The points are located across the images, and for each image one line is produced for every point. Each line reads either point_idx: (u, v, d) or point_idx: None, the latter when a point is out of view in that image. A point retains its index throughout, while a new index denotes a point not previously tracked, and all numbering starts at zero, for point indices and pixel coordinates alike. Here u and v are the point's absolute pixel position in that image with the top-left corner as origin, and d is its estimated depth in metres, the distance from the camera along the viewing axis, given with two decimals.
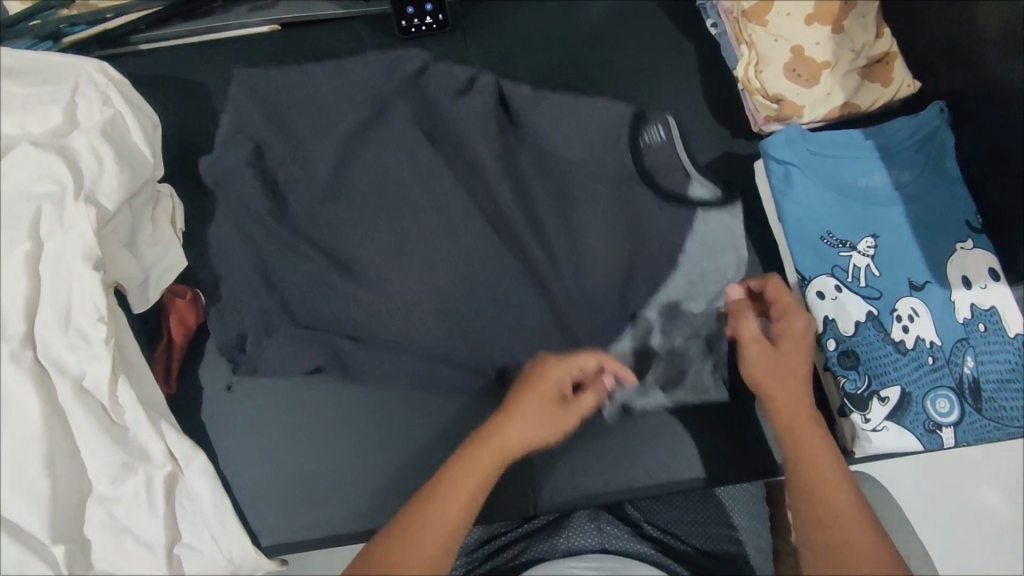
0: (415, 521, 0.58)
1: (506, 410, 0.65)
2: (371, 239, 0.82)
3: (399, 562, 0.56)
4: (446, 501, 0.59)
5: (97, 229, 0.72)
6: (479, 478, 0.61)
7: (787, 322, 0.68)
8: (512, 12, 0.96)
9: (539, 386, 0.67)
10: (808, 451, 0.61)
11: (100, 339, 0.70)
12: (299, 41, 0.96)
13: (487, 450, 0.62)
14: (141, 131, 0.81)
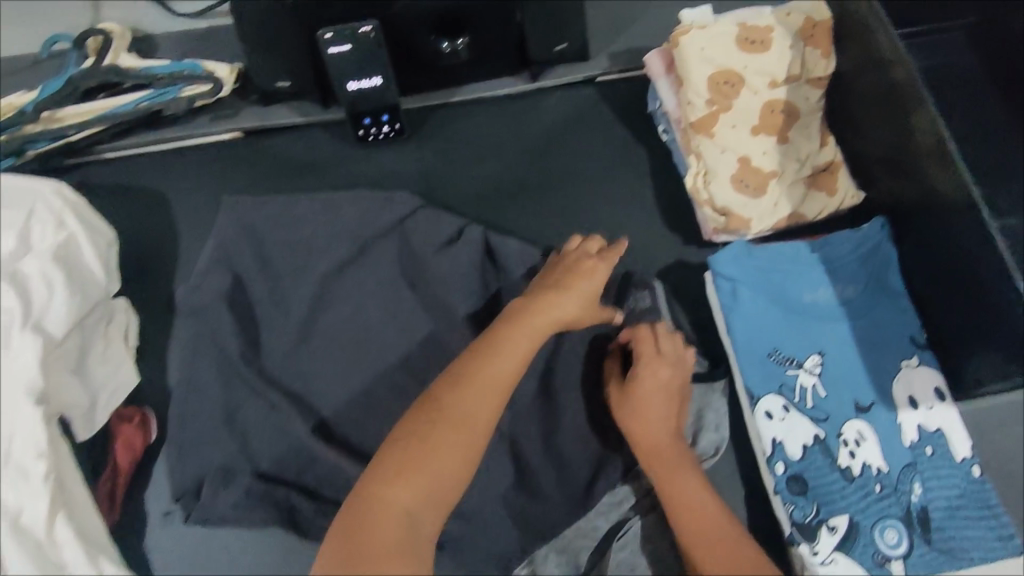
0: (417, 429, 0.61)
1: (513, 333, 0.67)
2: (336, 369, 0.84)
3: (409, 469, 0.58)
4: (455, 409, 0.62)
5: (41, 359, 0.74)
6: (490, 391, 0.63)
7: (639, 354, 0.75)
8: (469, 118, 0.98)
9: (556, 310, 0.69)
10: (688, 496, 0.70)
11: (38, 475, 0.70)
12: (260, 149, 0.98)
13: (502, 352, 0.65)
14: (93, 252, 0.81)
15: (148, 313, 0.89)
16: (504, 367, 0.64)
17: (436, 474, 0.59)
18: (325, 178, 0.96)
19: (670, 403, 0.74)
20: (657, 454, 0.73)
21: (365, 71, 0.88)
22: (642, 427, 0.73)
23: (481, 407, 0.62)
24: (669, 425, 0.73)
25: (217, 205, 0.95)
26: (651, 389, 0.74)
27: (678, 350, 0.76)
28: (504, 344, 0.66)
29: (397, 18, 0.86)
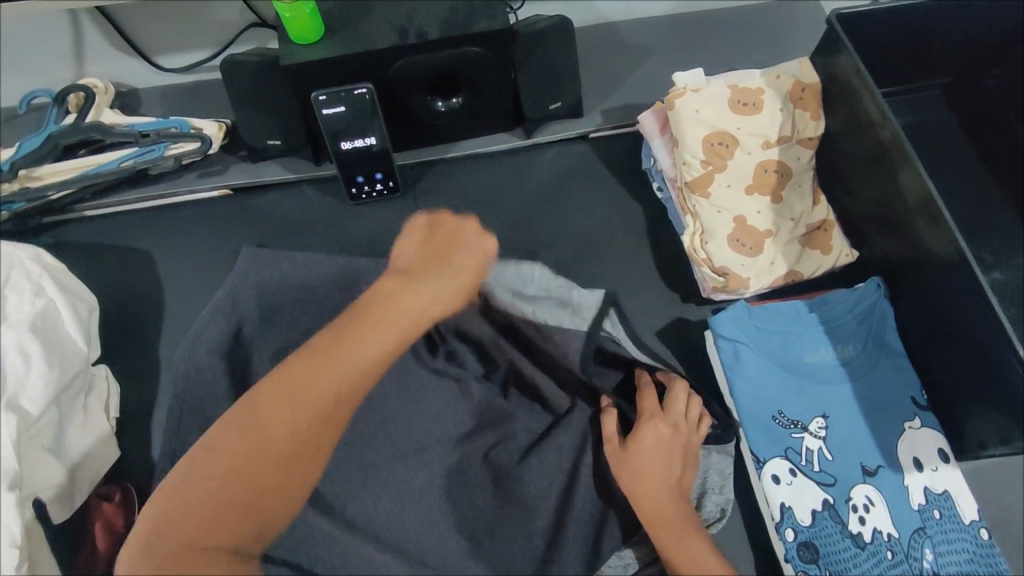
0: (226, 463, 0.55)
1: (344, 335, 0.61)
2: None
3: (211, 510, 0.54)
4: (261, 444, 0.56)
5: (14, 436, 0.68)
6: (298, 416, 0.57)
7: (645, 408, 0.75)
8: (465, 176, 0.98)
9: (387, 308, 0.63)
10: (678, 539, 0.67)
11: (10, 566, 0.64)
12: (249, 207, 0.95)
13: (316, 364, 0.59)
14: (75, 318, 0.79)
15: (133, 379, 0.85)
16: (332, 382, 0.59)
17: (250, 507, 0.55)
18: (316, 235, 0.94)
19: (674, 451, 0.72)
20: (660, 502, 0.69)
21: (360, 131, 0.87)
22: (642, 481, 0.70)
23: (298, 428, 0.57)
24: (668, 473, 0.71)
25: (203, 265, 0.92)
26: (650, 443, 0.72)
27: (688, 403, 0.75)
28: (335, 355, 0.60)
29: (392, 79, 0.85)
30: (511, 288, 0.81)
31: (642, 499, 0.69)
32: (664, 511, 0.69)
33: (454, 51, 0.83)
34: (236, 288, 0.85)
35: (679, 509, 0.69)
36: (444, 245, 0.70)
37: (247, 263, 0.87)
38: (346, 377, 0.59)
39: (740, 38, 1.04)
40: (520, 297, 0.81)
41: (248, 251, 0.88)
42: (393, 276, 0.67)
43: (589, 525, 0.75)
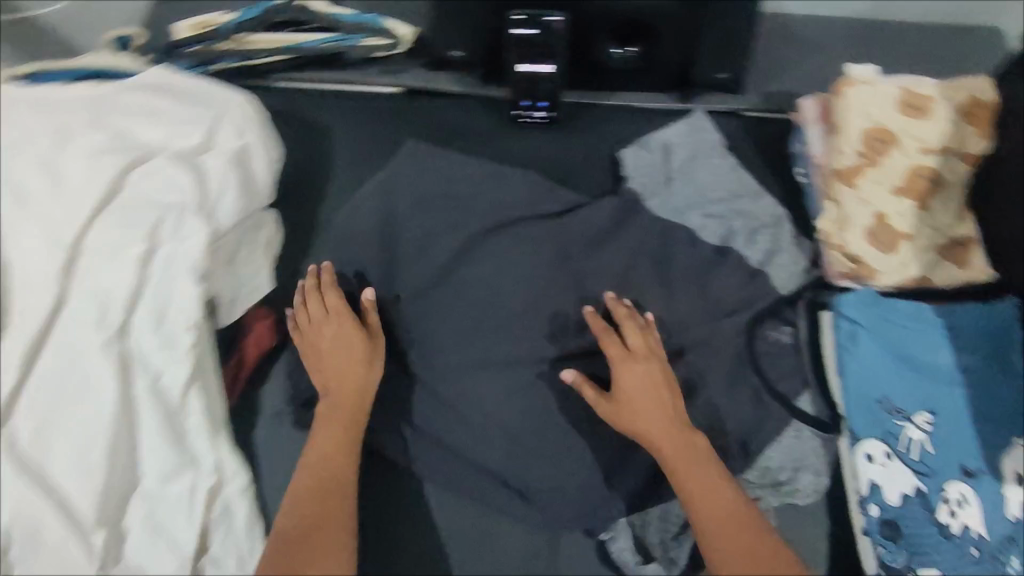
0: (294, 525, 0.73)
1: (327, 420, 0.80)
2: (454, 319, 0.87)
3: (293, 551, 0.71)
4: (306, 533, 0.73)
5: (204, 247, 0.79)
6: (328, 472, 0.77)
7: (613, 352, 0.82)
8: (619, 120, 1.03)
9: (348, 389, 0.80)
10: (705, 491, 0.74)
11: (184, 345, 0.77)
12: (418, 108, 1.03)
13: (325, 418, 0.80)
14: (265, 162, 0.87)
15: (291, 231, 0.94)
16: (333, 437, 0.78)
17: (315, 533, 0.73)
18: (473, 144, 1.01)
19: (669, 411, 0.79)
20: (678, 461, 0.76)
21: (543, 55, 0.95)
22: (656, 437, 0.78)
23: (333, 462, 0.77)
24: (673, 427, 0.78)
25: (369, 149, 1.00)
26: (659, 406, 0.79)
27: (618, 344, 0.83)
28: (314, 450, 0.78)
29: (590, 12, 0.94)
30: (664, 135, 0.99)
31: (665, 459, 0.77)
32: (685, 472, 0.76)
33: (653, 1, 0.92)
34: (397, 169, 0.95)
35: (709, 467, 0.76)
36: (320, 342, 0.83)
37: (407, 154, 0.97)
38: (340, 436, 0.79)
39: (908, 53, 1.07)
40: (676, 130, 0.99)
41: (410, 146, 0.97)
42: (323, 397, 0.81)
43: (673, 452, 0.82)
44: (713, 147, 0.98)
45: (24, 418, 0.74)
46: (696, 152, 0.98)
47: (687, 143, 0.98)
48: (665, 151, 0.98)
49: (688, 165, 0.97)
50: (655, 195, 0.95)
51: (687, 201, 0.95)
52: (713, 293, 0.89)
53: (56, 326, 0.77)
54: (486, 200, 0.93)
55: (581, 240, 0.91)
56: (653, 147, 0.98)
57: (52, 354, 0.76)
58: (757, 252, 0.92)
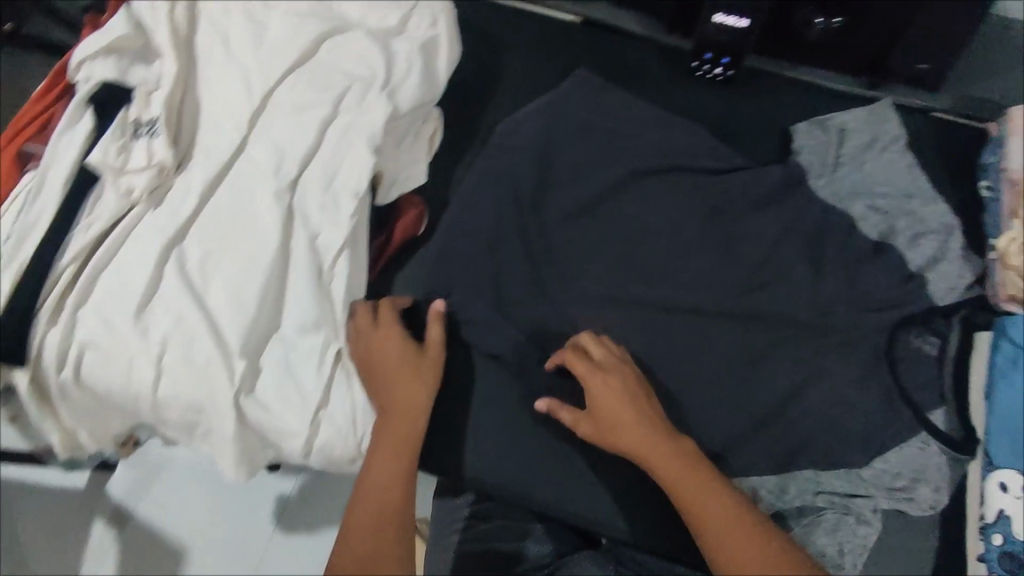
0: (364, 517, 0.69)
1: (392, 412, 0.75)
2: (594, 250, 0.88)
3: (366, 543, 0.67)
4: (377, 526, 0.68)
5: (383, 122, 0.82)
6: (398, 464, 0.72)
7: (580, 367, 0.77)
8: (796, 94, 1.00)
9: (416, 393, 0.76)
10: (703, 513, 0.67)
11: (346, 209, 0.80)
12: (594, 41, 1.03)
13: (393, 412, 0.75)
14: (448, 57, 0.89)
15: (450, 135, 0.96)
16: (404, 424, 0.75)
17: (384, 525, 0.69)
18: (641, 88, 1.01)
19: (655, 428, 0.73)
20: (677, 481, 0.70)
21: (741, 9, 0.91)
22: (635, 448, 0.72)
23: (401, 456, 0.73)
24: (660, 442, 0.72)
25: (538, 73, 1.01)
26: (630, 418, 0.74)
27: (578, 356, 0.78)
28: (383, 443, 0.74)
29: None
30: (842, 117, 0.93)
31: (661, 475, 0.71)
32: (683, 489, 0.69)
33: None
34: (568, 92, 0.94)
35: (694, 478, 0.69)
36: (375, 351, 0.78)
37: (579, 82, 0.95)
38: (407, 426, 0.75)
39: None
40: (857, 114, 0.92)
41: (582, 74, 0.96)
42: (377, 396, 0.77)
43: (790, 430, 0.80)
44: (894, 140, 0.91)
45: (194, 243, 0.79)
46: (875, 140, 0.91)
47: (868, 130, 0.92)
48: (841, 134, 0.92)
49: (862, 153, 0.91)
50: (821, 176, 0.91)
51: (851, 189, 0.90)
52: (865, 287, 0.85)
53: (234, 170, 0.82)
54: (648, 143, 0.92)
55: (736, 200, 0.89)
56: (829, 128, 0.92)
57: (228, 193, 0.81)
58: (920, 254, 0.86)
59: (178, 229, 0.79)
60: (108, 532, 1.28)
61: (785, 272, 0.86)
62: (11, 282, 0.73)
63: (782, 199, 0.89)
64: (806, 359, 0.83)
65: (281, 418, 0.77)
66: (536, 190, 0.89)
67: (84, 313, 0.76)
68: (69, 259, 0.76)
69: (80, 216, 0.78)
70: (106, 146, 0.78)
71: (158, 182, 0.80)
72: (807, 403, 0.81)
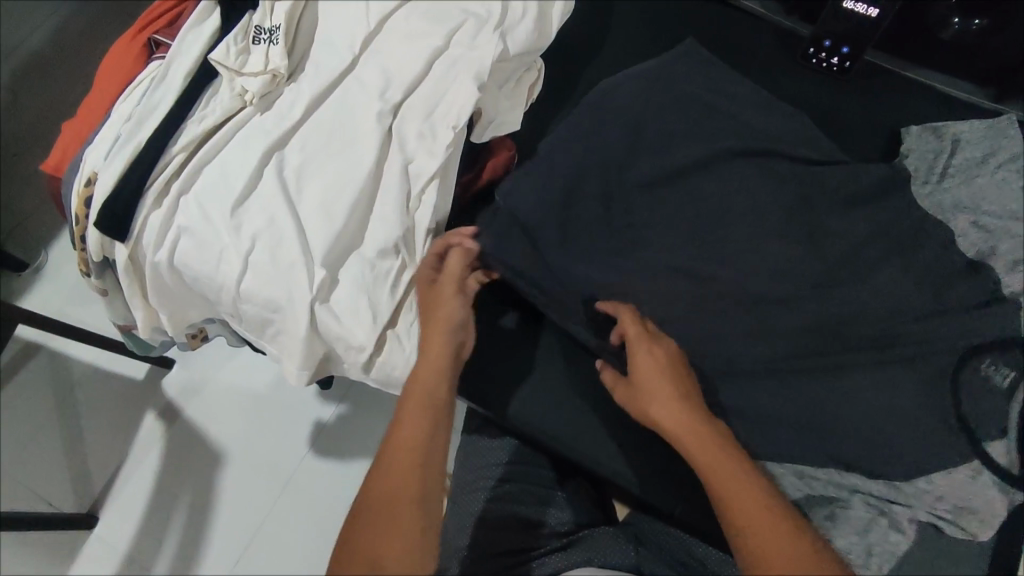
0: (371, 518, 0.68)
1: (404, 401, 0.72)
2: (678, 219, 0.84)
3: (377, 544, 0.67)
4: (385, 527, 0.68)
5: (493, 60, 0.83)
6: (405, 464, 0.70)
7: (631, 332, 0.76)
8: (913, 96, 0.95)
9: (433, 369, 0.74)
10: (732, 495, 0.67)
11: (444, 140, 0.81)
12: (710, 15, 1.01)
13: (408, 398, 0.72)
14: (563, 8, 0.89)
15: (549, 87, 0.97)
16: (414, 418, 0.71)
17: (393, 526, 0.68)
18: (748, 68, 0.98)
19: (696, 414, 0.72)
20: (714, 471, 0.69)
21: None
22: (672, 422, 0.72)
23: (405, 453, 0.70)
24: (711, 428, 0.71)
25: (648, 38, 0.99)
26: (657, 389, 0.73)
27: (630, 326, 0.77)
28: (393, 437, 0.72)
29: None
30: (954, 127, 0.90)
31: (695, 449, 0.70)
32: (718, 482, 0.68)
33: None
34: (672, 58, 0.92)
35: (728, 455, 0.70)
36: (429, 301, 0.78)
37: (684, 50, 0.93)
38: (415, 421, 0.71)
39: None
40: (973, 126, 0.89)
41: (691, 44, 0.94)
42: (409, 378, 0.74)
43: (849, 433, 0.78)
44: (1017, 158, 0.86)
45: (294, 150, 0.82)
46: (989, 156, 0.88)
47: (981, 144, 0.88)
48: (954, 144, 0.89)
49: (971, 168, 0.88)
50: (921, 182, 0.88)
51: (955, 201, 0.87)
52: (952, 303, 0.82)
53: (342, 86, 0.85)
54: (753, 120, 0.89)
55: (837, 193, 0.85)
56: (940, 135, 0.90)
57: (333, 108, 0.84)
58: (1017, 281, 0.82)
59: (282, 134, 0.81)
60: (159, 422, 1.37)
61: (873, 273, 0.83)
62: (126, 160, 0.78)
63: (880, 200, 0.86)
64: (881, 365, 0.80)
65: (349, 330, 0.78)
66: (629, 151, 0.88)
67: (185, 201, 0.79)
68: (181, 146, 0.80)
69: (196, 106, 0.82)
70: (229, 44, 0.81)
71: (270, 88, 0.83)
72: (875, 410, 0.78)
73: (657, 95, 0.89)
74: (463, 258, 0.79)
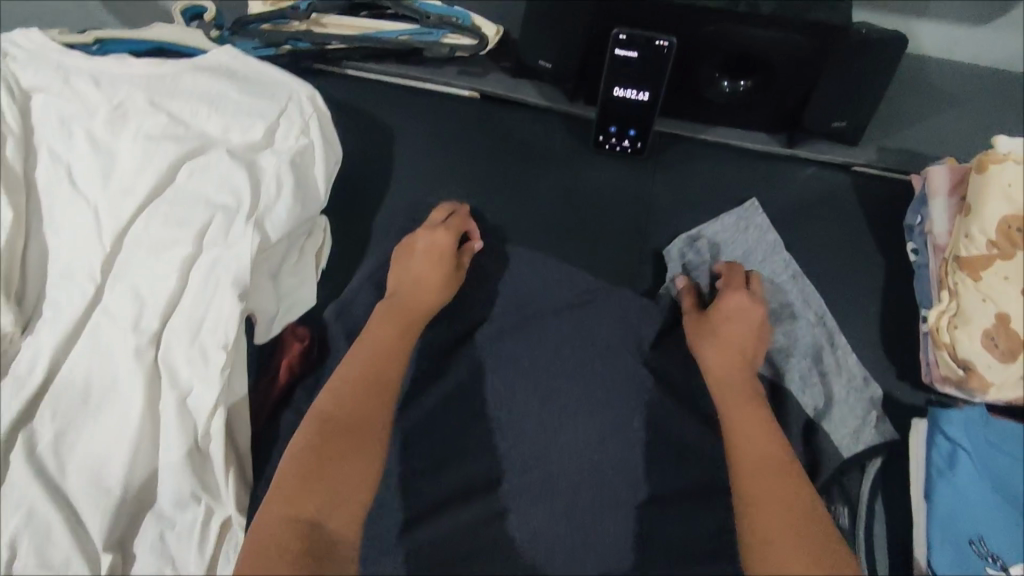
0: (324, 434, 0.69)
1: (364, 336, 0.78)
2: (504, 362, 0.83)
3: (313, 484, 0.66)
4: (317, 464, 0.67)
5: (253, 256, 0.74)
6: (365, 405, 0.72)
7: (729, 284, 0.82)
8: (710, 162, 0.94)
9: (420, 306, 0.81)
10: (754, 447, 0.71)
11: (216, 363, 0.72)
12: (496, 119, 0.96)
13: (382, 321, 0.79)
14: (324, 168, 0.81)
15: (344, 243, 0.89)
16: (391, 372, 0.75)
17: (328, 453, 0.67)
18: (546, 167, 0.94)
19: (755, 320, 0.79)
20: (728, 397, 0.76)
21: (639, 83, 0.84)
22: (723, 359, 0.77)
23: (372, 393, 0.73)
24: (761, 414, 0.74)
25: (436, 164, 0.94)
26: (738, 332, 0.79)
27: (736, 296, 0.80)
28: (367, 374, 0.74)
29: (701, 41, 0.82)
30: (712, 230, 0.89)
31: (719, 367, 0.77)
32: (749, 463, 0.70)
33: (777, 33, 0.79)
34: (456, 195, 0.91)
35: (760, 415, 0.74)
36: (429, 244, 0.83)
37: (464, 171, 0.94)
38: (387, 379, 0.75)
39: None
40: (723, 225, 0.89)
41: (476, 169, 0.94)
42: (376, 315, 0.80)
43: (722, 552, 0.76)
44: (770, 249, 0.88)
45: (46, 419, 0.70)
46: (750, 252, 0.88)
47: (739, 243, 0.88)
48: (714, 251, 0.88)
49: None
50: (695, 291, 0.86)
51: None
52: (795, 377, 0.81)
53: (88, 324, 0.73)
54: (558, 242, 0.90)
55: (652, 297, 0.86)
56: (702, 244, 0.88)
57: (83, 354, 0.72)
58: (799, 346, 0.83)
59: (25, 403, 0.69)
60: None
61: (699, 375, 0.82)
62: None
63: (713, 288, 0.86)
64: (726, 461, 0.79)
65: None
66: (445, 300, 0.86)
67: None
68: None
69: None
70: None
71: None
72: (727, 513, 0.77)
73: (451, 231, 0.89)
74: (455, 232, 0.85)
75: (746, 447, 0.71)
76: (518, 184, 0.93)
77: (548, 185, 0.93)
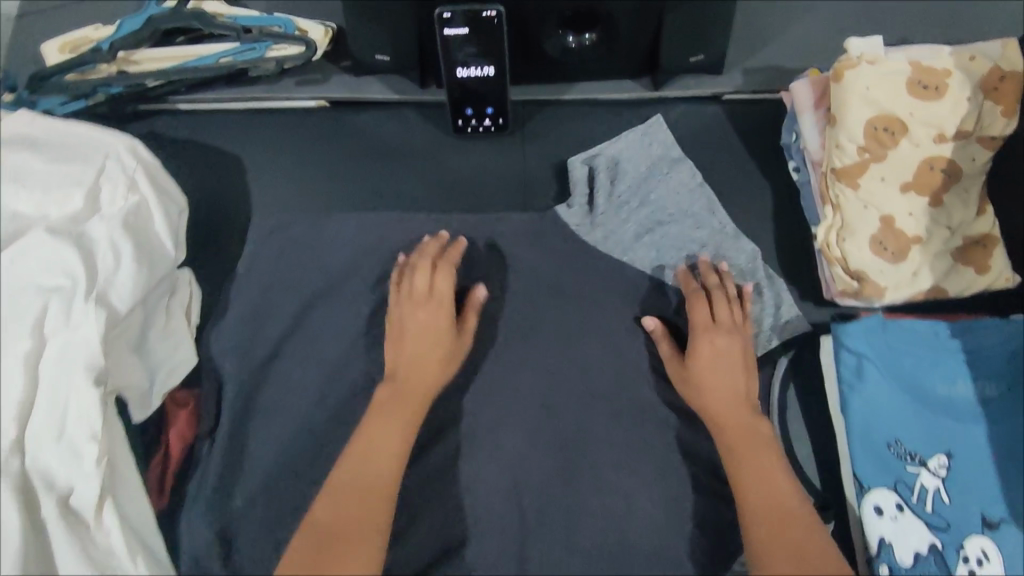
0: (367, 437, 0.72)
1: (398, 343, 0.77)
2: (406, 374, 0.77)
3: (353, 495, 0.68)
4: (355, 475, 0.69)
5: (104, 335, 0.68)
6: (404, 414, 0.73)
7: (698, 320, 0.77)
8: (580, 122, 0.90)
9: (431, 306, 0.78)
10: (758, 475, 0.69)
11: (91, 458, 0.66)
12: (348, 124, 0.90)
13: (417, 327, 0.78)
14: (165, 222, 0.76)
15: (215, 291, 0.84)
16: (417, 375, 0.76)
17: (369, 463, 0.70)
18: (411, 163, 0.89)
19: (733, 348, 0.76)
20: (719, 409, 0.73)
21: (482, 58, 0.80)
22: (705, 398, 0.74)
23: (401, 396, 0.74)
24: (743, 415, 0.73)
25: (296, 185, 0.88)
26: (708, 359, 0.75)
27: (703, 312, 0.77)
28: (387, 380, 0.75)
29: (527, 8, 0.79)
30: (615, 150, 0.87)
31: (712, 398, 0.74)
32: (750, 493, 0.68)
33: None
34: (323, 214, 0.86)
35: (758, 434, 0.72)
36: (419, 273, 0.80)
37: (327, 185, 0.88)
38: (421, 385, 0.75)
39: (908, 6, 0.92)
40: (625, 143, 0.87)
41: (339, 181, 0.88)
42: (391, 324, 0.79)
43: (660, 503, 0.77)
44: (669, 164, 0.86)
45: None
46: (652, 170, 0.86)
47: (639, 160, 0.86)
48: (614, 169, 0.86)
49: (637, 189, 0.86)
50: (602, 229, 0.84)
51: (663, 243, 0.83)
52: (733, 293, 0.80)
53: None
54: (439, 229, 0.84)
55: (547, 270, 0.83)
56: (602, 164, 0.86)
57: None
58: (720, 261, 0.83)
59: None
60: None
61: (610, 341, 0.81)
62: None
63: (620, 229, 0.84)
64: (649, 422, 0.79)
65: None
66: (333, 325, 0.81)
67: None
68: None
69: None
70: None
71: None
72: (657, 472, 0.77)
73: (324, 250, 0.84)
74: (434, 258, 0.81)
75: (756, 484, 0.68)
76: (386, 185, 0.88)
77: (417, 180, 0.88)
